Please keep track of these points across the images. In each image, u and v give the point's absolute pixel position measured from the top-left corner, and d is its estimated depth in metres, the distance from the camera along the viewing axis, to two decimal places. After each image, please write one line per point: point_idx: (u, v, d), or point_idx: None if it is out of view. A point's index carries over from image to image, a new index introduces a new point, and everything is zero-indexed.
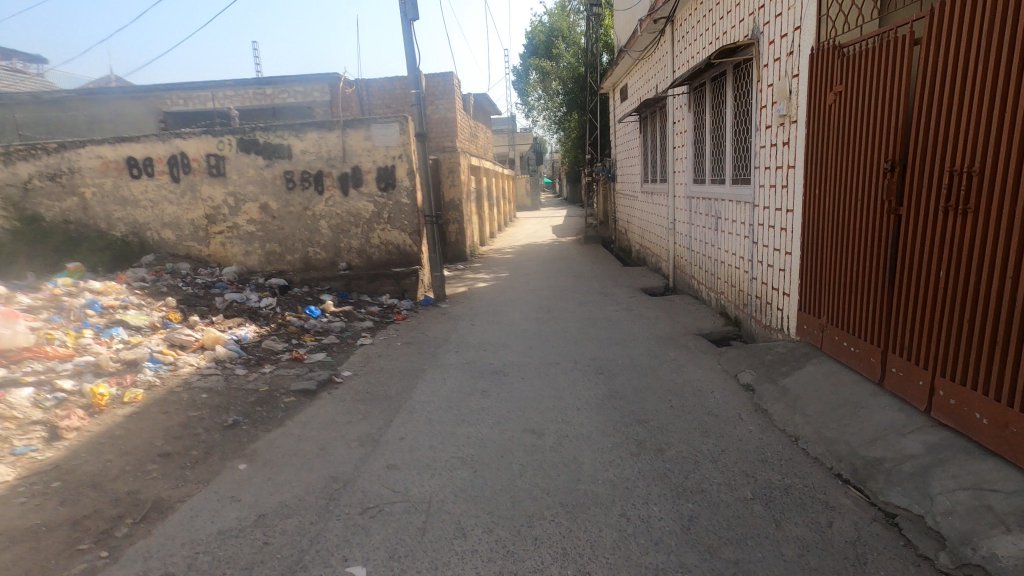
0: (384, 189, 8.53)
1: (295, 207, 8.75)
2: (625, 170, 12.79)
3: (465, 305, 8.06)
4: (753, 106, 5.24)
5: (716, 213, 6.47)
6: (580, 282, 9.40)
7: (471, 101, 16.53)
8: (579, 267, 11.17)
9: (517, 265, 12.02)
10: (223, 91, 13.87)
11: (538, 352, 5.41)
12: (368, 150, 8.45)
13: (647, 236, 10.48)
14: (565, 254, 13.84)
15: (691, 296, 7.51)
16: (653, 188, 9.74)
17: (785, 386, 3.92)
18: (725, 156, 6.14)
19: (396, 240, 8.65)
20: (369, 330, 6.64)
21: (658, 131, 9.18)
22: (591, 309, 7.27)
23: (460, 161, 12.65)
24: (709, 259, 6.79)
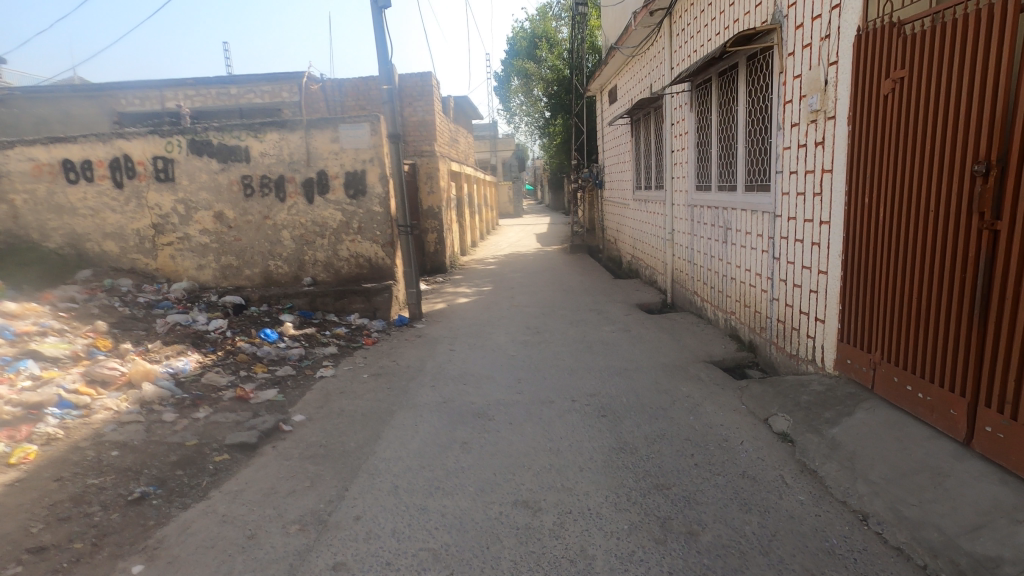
0: (353, 196, 7.70)
1: (253, 216, 7.87)
2: (614, 176, 12.11)
3: (443, 324, 7.26)
4: (773, 101, 4.56)
5: (724, 223, 5.78)
6: (569, 297, 8.65)
7: (451, 104, 15.76)
8: (566, 279, 10.44)
9: (500, 277, 11.24)
10: (184, 91, 12.89)
11: (527, 386, 4.64)
12: (335, 152, 7.61)
13: (640, 247, 9.79)
14: (551, 265, 13.11)
15: (694, 315, 6.80)
16: (647, 196, 9.06)
17: (835, 439, 3.19)
18: (736, 160, 5.46)
19: (367, 252, 7.81)
20: (332, 358, 5.77)
21: (653, 134, 8.51)
22: (584, 330, 6.52)
23: (439, 166, 11.86)
24: (716, 274, 6.10)
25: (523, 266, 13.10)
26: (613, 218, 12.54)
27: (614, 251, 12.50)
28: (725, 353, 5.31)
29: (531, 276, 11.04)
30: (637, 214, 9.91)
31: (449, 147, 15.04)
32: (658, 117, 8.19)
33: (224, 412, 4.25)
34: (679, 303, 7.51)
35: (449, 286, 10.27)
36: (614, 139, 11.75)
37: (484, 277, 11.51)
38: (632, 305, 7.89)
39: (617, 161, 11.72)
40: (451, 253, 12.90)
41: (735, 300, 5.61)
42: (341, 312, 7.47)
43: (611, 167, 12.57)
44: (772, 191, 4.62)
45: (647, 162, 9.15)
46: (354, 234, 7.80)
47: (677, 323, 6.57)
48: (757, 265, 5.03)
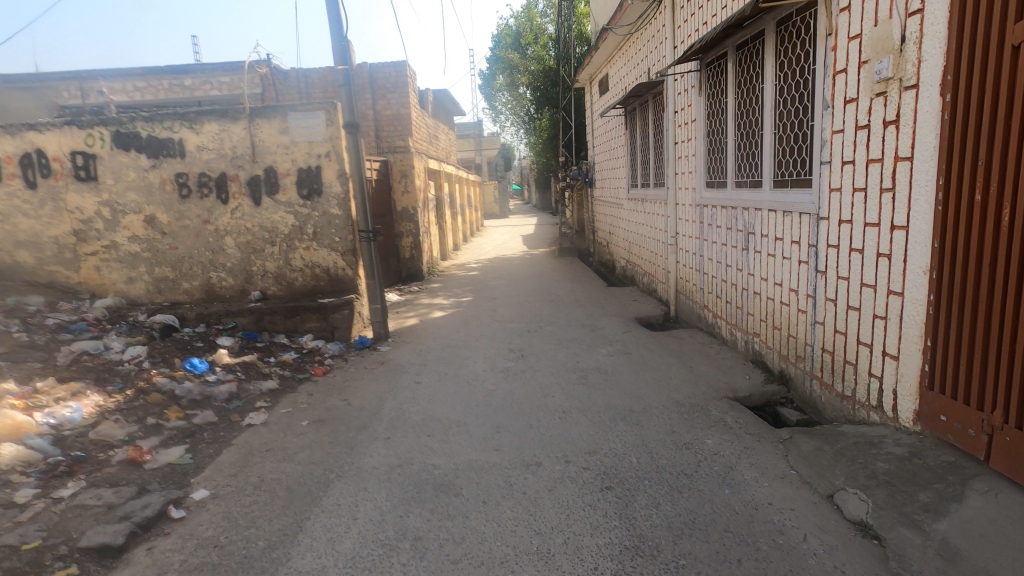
0: (307, 196, 6.63)
1: (191, 220, 6.76)
2: (606, 174, 11.14)
3: (413, 345, 6.21)
4: (818, 72, 3.58)
5: (744, 227, 4.82)
6: (559, 309, 7.64)
7: (429, 98, 14.70)
8: (555, 288, 9.45)
9: (482, 285, 10.21)
10: (133, 82, 11.70)
11: (508, 440, 3.63)
12: (284, 146, 6.54)
13: (637, 252, 8.83)
14: (539, 270, 12.12)
15: (705, 334, 5.84)
16: (645, 195, 8.09)
17: (947, 542, 2.22)
18: (762, 149, 4.49)
19: (324, 262, 6.74)
20: (270, 397, 4.69)
21: (652, 124, 7.56)
22: (577, 354, 5.52)
23: (414, 163, 10.80)
24: (734, 287, 5.13)
25: (508, 271, 12.08)
26: (605, 220, 11.56)
27: (607, 255, 11.52)
28: (751, 388, 4.34)
29: (516, 284, 10.03)
30: (633, 215, 8.94)
31: (427, 144, 13.95)
32: (658, 105, 7.24)
33: (103, 486, 3.17)
34: (686, 319, 6.55)
35: (425, 297, 9.22)
36: (606, 134, 10.78)
37: (465, 285, 10.48)
38: (631, 320, 6.90)
39: (609, 158, 10.74)
40: (429, 259, 11.84)
41: (760, 320, 4.66)
42: (292, 333, 6.39)
43: (602, 164, 11.60)
44: (815, 187, 3.67)
45: (644, 157, 8.19)
46: (309, 241, 6.72)
47: (686, 344, 5.60)
48: (792, 279, 4.07)
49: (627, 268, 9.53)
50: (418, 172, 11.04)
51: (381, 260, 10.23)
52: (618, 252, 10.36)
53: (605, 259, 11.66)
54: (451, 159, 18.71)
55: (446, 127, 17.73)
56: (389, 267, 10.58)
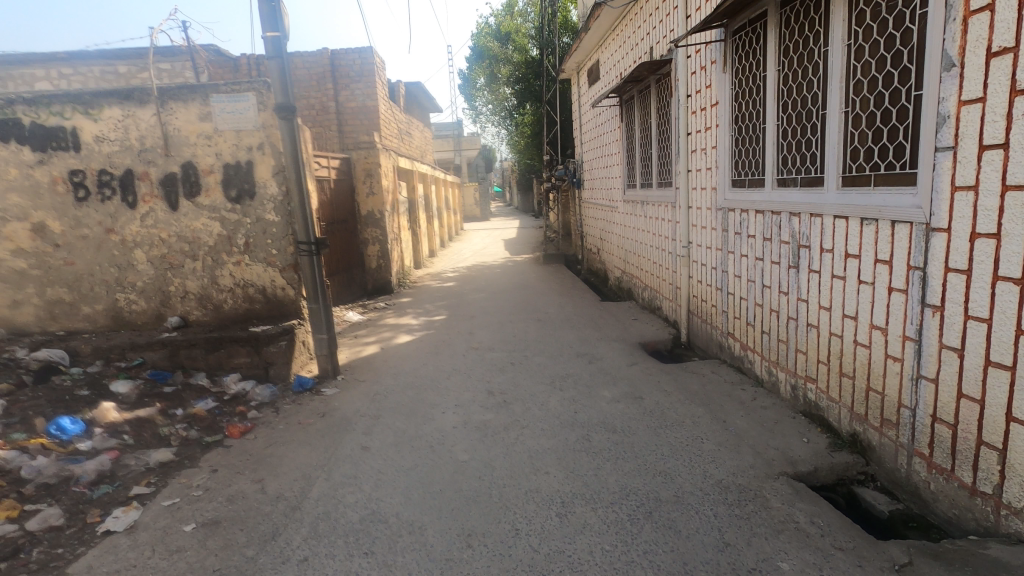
0: (237, 199, 5.35)
1: (91, 229, 5.42)
2: (597, 173, 10.00)
3: (367, 383, 4.97)
4: (932, 19, 2.46)
5: (793, 238, 3.70)
6: (547, 333, 6.46)
7: (401, 91, 13.46)
8: (541, 303, 8.27)
9: (458, 300, 8.99)
10: (58, 68, 10.25)
11: (484, 567, 2.43)
12: (206, 137, 5.25)
13: (635, 262, 7.70)
14: (522, 279, 10.95)
15: (730, 369, 4.71)
16: (647, 197, 6.95)
17: None
18: (823, 136, 3.36)
19: (259, 280, 5.47)
20: (157, 476, 3.40)
21: (657, 113, 6.45)
22: (573, 399, 4.34)
23: (381, 162, 9.53)
24: (776, 315, 4.01)
25: (488, 281, 10.88)
26: (595, 226, 10.43)
27: (597, 264, 10.40)
28: (815, 459, 3.19)
29: (497, 298, 8.83)
30: (630, 221, 7.82)
31: (397, 142, 12.68)
32: (665, 89, 6.12)
33: None
34: (703, 347, 5.41)
35: (391, 315, 7.98)
36: (596, 127, 9.63)
37: (438, 299, 9.26)
38: (634, 348, 5.74)
39: (600, 155, 9.62)
40: (399, 269, 10.58)
41: (817, 361, 3.53)
42: (214, 371, 5.08)
43: (591, 163, 10.47)
44: (925, 185, 2.54)
45: (645, 152, 7.09)
46: (240, 254, 5.44)
47: (709, 385, 4.45)
48: (876, 313, 2.95)
49: (623, 280, 8.40)
50: (385, 172, 9.78)
51: (341, 271, 8.95)
52: (611, 262, 9.24)
53: (596, 267, 10.54)
54: (426, 158, 17.45)
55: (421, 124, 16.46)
56: (352, 280, 9.31)
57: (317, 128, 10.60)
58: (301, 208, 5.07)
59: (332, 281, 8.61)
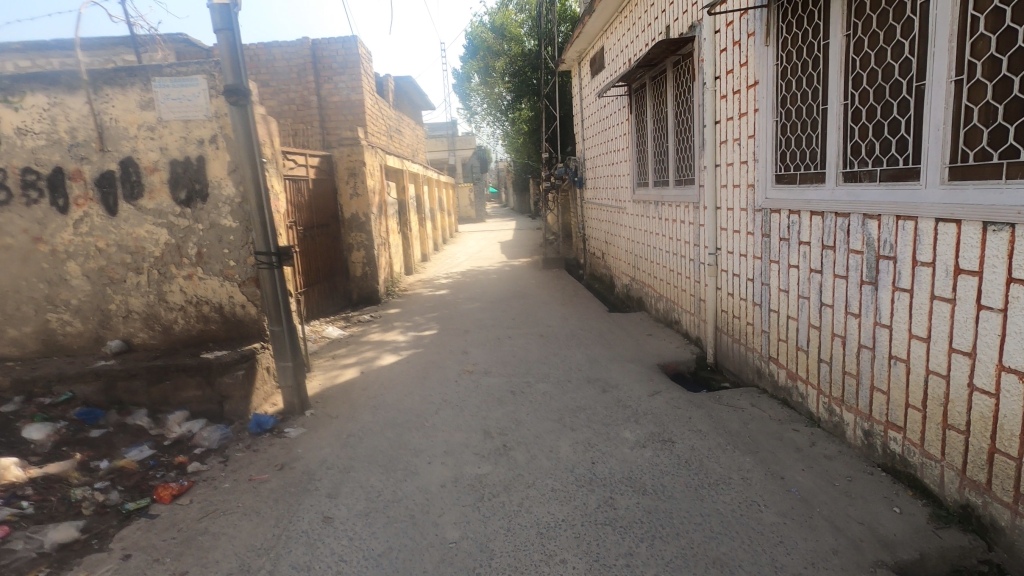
0: (187, 201, 4.54)
1: (14, 238, 4.59)
2: (601, 171, 9.21)
3: (340, 420, 4.17)
4: None
5: (868, 246, 2.94)
6: (552, 351, 5.67)
7: (390, 86, 12.68)
8: (542, 314, 7.48)
9: (451, 310, 8.19)
10: (13, 60, 9.40)
11: None
12: (149, 128, 4.44)
13: (648, 269, 6.91)
14: (521, 286, 10.18)
15: (774, 403, 3.94)
16: (662, 196, 6.17)
17: None
18: (918, 116, 2.60)
19: (215, 297, 4.67)
20: (52, 565, 2.59)
21: (676, 101, 5.68)
22: (589, 444, 3.56)
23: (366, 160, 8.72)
24: (840, 342, 3.24)
25: (483, 288, 10.08)
26: (600, 229, 9.64)
27: (602, 269, 9.62)
28: (917, 541, 2.42)
29: (493, 309, 8.02)
30: (641, 223, 7.04)
31: (386, 139, 11.86)
32: (685, 73, 5.34)
33: None
34: (736, 372, 4.63)
35: (376, 330, 7.17)
36: (601, 121, 8.84)
37: (430, 309, 8.45)
38: (653, 372, 4.96)
39: (605, 152, 8.83)
40: (387, 276, 9.77)
41: (904, 405, 2.77)
42: (158, 407, 4.26)
43: (595, 161, 9.69)
44: None
45: (659, 147, 6.31)
46: (192, 266, 4.64)
47: (752, 424, 3.67)
48: (1009, 351, 2.18)
49: (633, 288, 7.61)
50: (371, 171, 8.96)
51: (322, 280, 8.13)
52: (618, 268, 8.45)
53: (600, 273, 9.76)
54: (418, 157, 16.62)
55: (412, 121, 15.65)
56: (334, 289, 8.49)
57: (297, 124, 9.78)
58: (257, 197, 4.15)
59: (311, 292, 7.79)
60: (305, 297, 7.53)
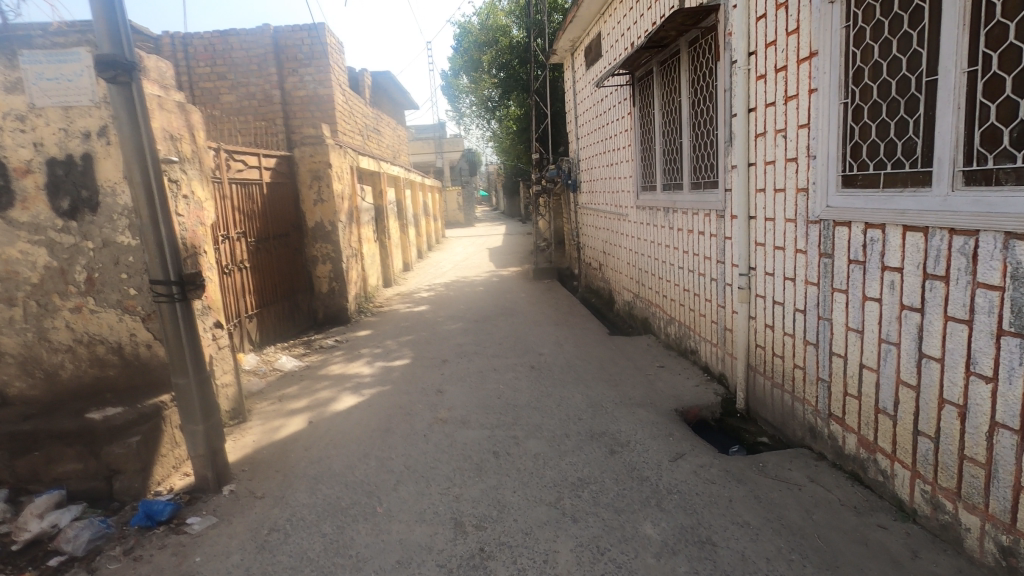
0: (71, 212, 3.50)
1: None
2: (599, 173, 8.25)
3: (265, 502, 3.16)
4: None
5: (1017, 281, 2.00)
6: (545, 392, 4.67)
7: (366, 81, 11.64)
8: (533, 339, 6.48)
9: (429, 332, 7.17)
10: None
11: None
12: (17, 116, 3.38)
13: (656, 287, 5.96)
14: (509, 301, 9.17)
15: (840, 478, 2.99)
16: (674, 202, 5.22)
17: None
18: None
19: (112, 336, 3.64)
20: None
21: (694, 88, 4.74)
22: (598, 549, 2.58)
23: (333, 161, 7.69)
24: (955, 412, 2.30)
25: (468, 304, 9.07)
26: (597, 239, 8.69)
27: (600, 283, 8.67)
28: None
29: (477, 331, 7.01)
30: (647, 232, 6.09)
31: (360, 138, 10.81)
32: (706, 51, 4.39)
33: None
34: (779, 424, 3.69)
35: (339, 359, 6.14)
36: (599, 117, 7.88)
37: (405, 330, 7.42)
38: (671, 423, 3.98)
39: (603, 152, 7.87)
40: (360, 292, 8.74)
41: None
42: (24, 485, 3.24)
43: (590, 161, 8.73)
44: None
45: (671, 144, 5.36)
46: (80, 296, 3.59)
47: (818, 517, 2.70)
48: None
49: (638, 307, 6.65)
50: (339, 174, 7.94)
51: (280, 300, 7.08)
52: (619, 283, 7.49)
53: (598, 287, 8.80)
54: (399, 159, 15.57)
55: (392, 121, 14.59)
56: (296, 308, 7.44)
57: (257, 121, 8.72)
58: (151, 212, 3.03)
59: (266, 313, 6.74)
60: (257, 321, 6.49)
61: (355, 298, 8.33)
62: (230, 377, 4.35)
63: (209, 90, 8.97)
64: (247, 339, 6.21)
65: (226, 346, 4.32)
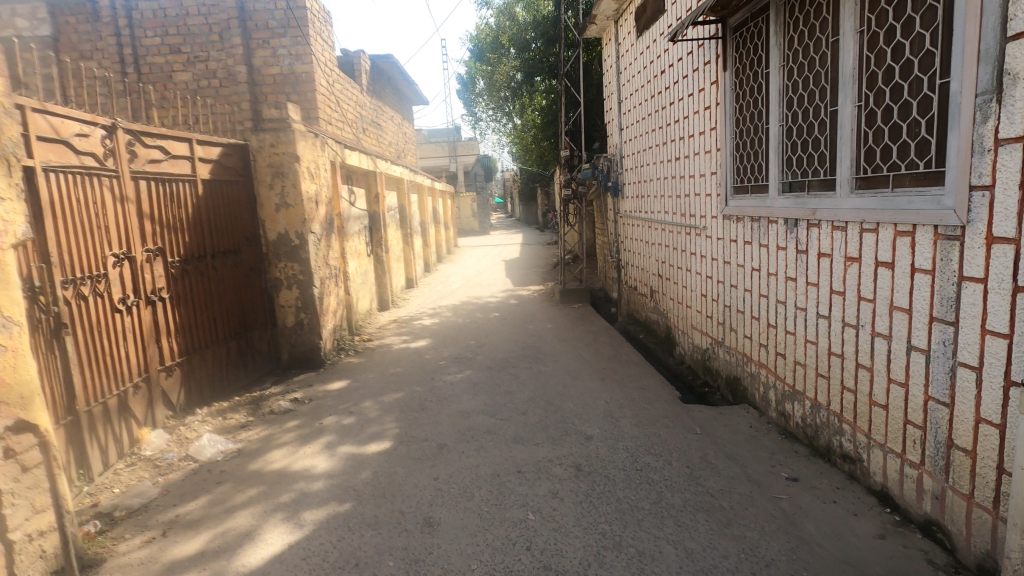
0: None
1: None
2: (655, 171, 6.27)
3: None
4: None
5: None
6: (608, 540, 2.69)
7: (363, 65, 9.84)
8: (571, 406, 4.49)
9: (426, 387, 5.22)
10: None
11: None
12: None
13: (763, 338, 3.97)
14: (532, 334, 7.18)
15: None
16: (814, 212, 3.22)
17: None
18: None
19: None
20: None
21: (872, 14, 2.75)
22: None
23: (303, 153, 5.81)
24: None
25: (480, 338, 7.12)
26: (649, 257, 6.71)
27: (652, 315, 6.66)
28: None
29: (490, 387, 5.05)
30: (748, 254, 4.12)
31: (353, 130, 8.93)
32: None
33: None
34: None
35: (290, 436, 4.21)
36: (659, 95, 5.90)
37: (393, 381, 5.48)
38: None
39: (664, 143, 5.89)
40: (344, 322, 6.83)
41: None
42: None
43: (641, 157, 6.77)
44: None
45: (806, 117, 3.38)
46: None
47: None
48: None
49: (725, 361, 4.65)
50: (313, 171, 6.04)
51: (222, 341, 5.19)
52: (687, 321, 5.50)
53: (649, 320, 6.79)
54: (404, 159, 13.69)
55: (396, 115, 12.73)
56: (247, 350, 5.54)
57: (215, 104, 6.90)
58: None
59: (199, 362, 4.85)
60: (181, 374, 4.61)
61: (334, 332, 6.42)
62: (48, 517, 2.45)
63: (160, 66, 7.15)
64: (160, 404, 4.32)
65: (40, 465, 2.41)
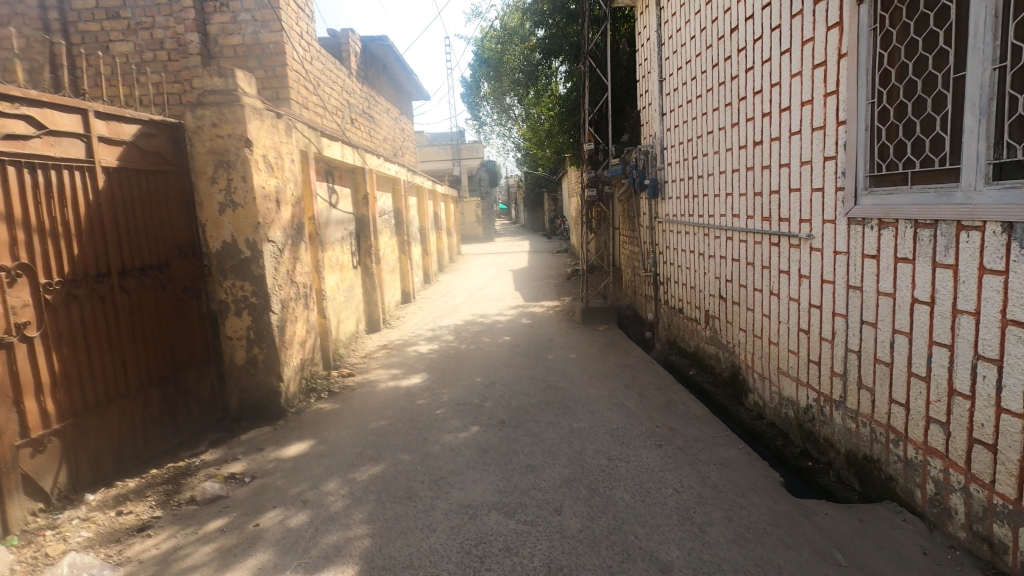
0: None
1: None
2: (715, 163, 4.86)
3: None
4: None
5: None
6: None
7: (351, 46, 8.48)
8: (626, 500, 3.05)
9: (416, 455, 3.79)
10: None
11: None
12: None
13: (937, 410, 2.54)
14: (553, 368, 5.76)
15: None
16: None
17: None
18: None
19: None
20: None
21: None
22: None
23: (257, 137, 4.39)
24: None
25: (489, 373, 5.67)
26: (703, 273, 5.28)
27: (709, 348, 5.23)
28: None
29: (505, 459, 3.61)
30: (902, 277, 2.70)
31: (336, 118, 7.50)
32: None
33: None
34: None
35: (207, 550, 2.78)
36: (727, 62, 4.49)
37: (372, 443, 4.04)
38: None
39: (732, 125, 4.48)
40: (317, 354, 5.40)
41: None
42: None
43: (693, 146, 5.35)
44: None
45: None
46: None
47: None
48: None
49: (848, 431, 3.22)
50: (271, 160, 4.63)
51: (136, 392, 3.76)
52: (771, 363, 4.07)
53: (703, 354, 5.36)
54: (402, 158, 12.29)
55: (392, 108, 11.34)
56: (178, 401, 4.12)
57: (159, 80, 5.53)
58: None
59: (94, 426, 3.42)
60: (58, 447, 3.17)
61: (301, 370, 4.99)
62: None
63: (94, 34, 5.80)
64: (17, 498, 2.90)
65: None
